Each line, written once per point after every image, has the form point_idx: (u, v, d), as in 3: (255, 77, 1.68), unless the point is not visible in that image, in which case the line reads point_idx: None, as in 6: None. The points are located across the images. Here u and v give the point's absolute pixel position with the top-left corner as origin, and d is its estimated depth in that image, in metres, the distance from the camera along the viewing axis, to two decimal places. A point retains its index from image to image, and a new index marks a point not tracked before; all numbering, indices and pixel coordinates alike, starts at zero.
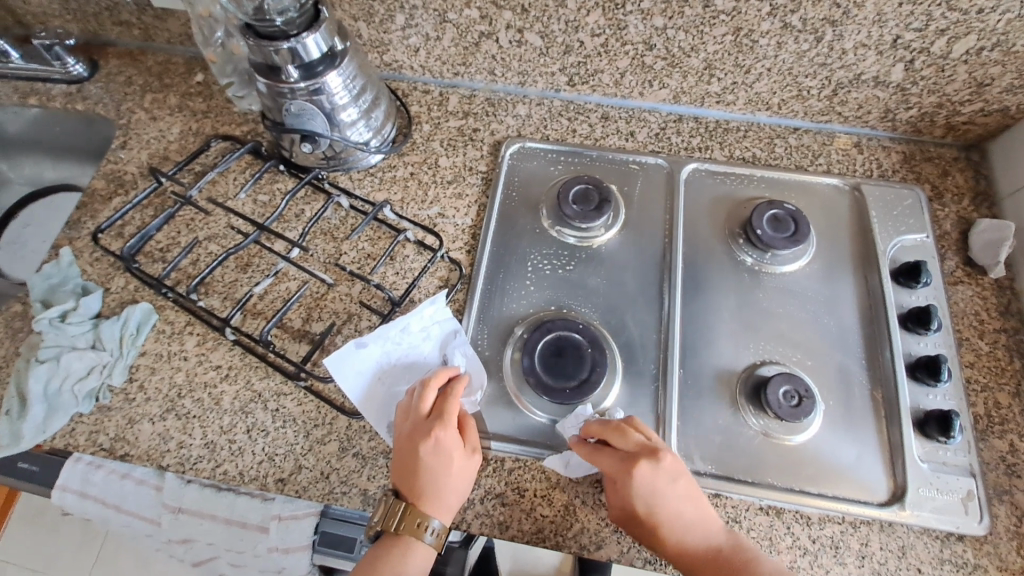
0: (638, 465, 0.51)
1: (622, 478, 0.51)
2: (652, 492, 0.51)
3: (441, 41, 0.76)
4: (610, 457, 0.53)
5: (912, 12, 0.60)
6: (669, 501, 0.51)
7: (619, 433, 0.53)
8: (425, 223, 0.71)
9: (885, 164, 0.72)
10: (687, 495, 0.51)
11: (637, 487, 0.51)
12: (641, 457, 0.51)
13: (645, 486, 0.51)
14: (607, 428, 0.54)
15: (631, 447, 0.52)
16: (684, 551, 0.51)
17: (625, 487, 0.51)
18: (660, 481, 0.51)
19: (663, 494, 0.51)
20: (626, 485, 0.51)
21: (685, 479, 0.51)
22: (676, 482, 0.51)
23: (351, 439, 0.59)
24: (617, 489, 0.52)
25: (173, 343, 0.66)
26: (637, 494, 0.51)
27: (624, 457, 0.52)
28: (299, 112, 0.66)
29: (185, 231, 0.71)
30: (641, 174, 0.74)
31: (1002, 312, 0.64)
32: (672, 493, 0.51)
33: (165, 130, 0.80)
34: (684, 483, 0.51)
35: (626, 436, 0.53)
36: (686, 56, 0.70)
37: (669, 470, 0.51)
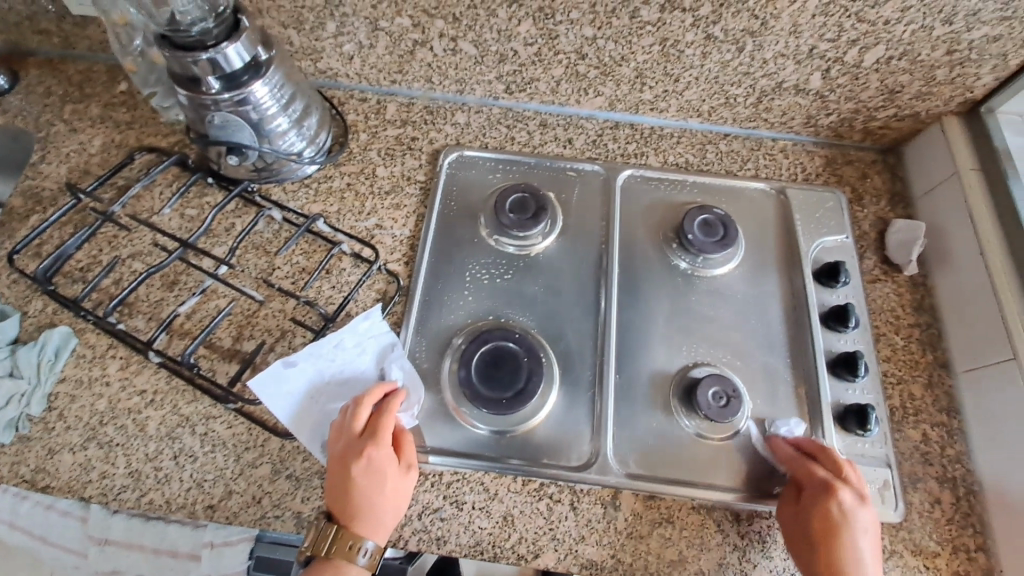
0: (841, 489, 0.52)
1: (818, 497, 0.52)
2: (847, 527, 0.50)
3: (375, 49, 0.74)
4: (812, 473, 0.54)
5: (825, 23, 0.62)
6: (858, 549, 0.49)
7: (830, 458, 0.55)
8: (362, 235, 0.70)
9: (809, 168, 0.75)
10: (874, 554, 0.50)
11: (833, 508, 0.51)
12: (845, 487, 0.52)
13: (841, 519, 0.50)
14: (818, 455, 0.55)
15: (839, 472, 0.53)
16: None
17: (818, 506, 0.51)
18: (857, 521, 0.50)
19: (858, 537, 0.50)
20: (823, 503, 0.51)
21: (875, 535, 0.51)
22: (869, 540, 0.50)
23: (284, 460, 0.58)
24: (807, 511, 0.52)
25: (94, 368, 0.63)
26: (834, 518, 0.50)
27: (829, 478, 0.53)
28: (223, 124, 0.64)
29: (107, 249, 0.68)
30: (578, 182, 0.75)
31: (916, 307, 0.67)
32: (864, 547, 0.49)
33: (86, 142, 0.76)
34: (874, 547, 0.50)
35: (839, 465, 0.54)
36: (617, 66, 0.71)
37: (869, 520, 0.51)
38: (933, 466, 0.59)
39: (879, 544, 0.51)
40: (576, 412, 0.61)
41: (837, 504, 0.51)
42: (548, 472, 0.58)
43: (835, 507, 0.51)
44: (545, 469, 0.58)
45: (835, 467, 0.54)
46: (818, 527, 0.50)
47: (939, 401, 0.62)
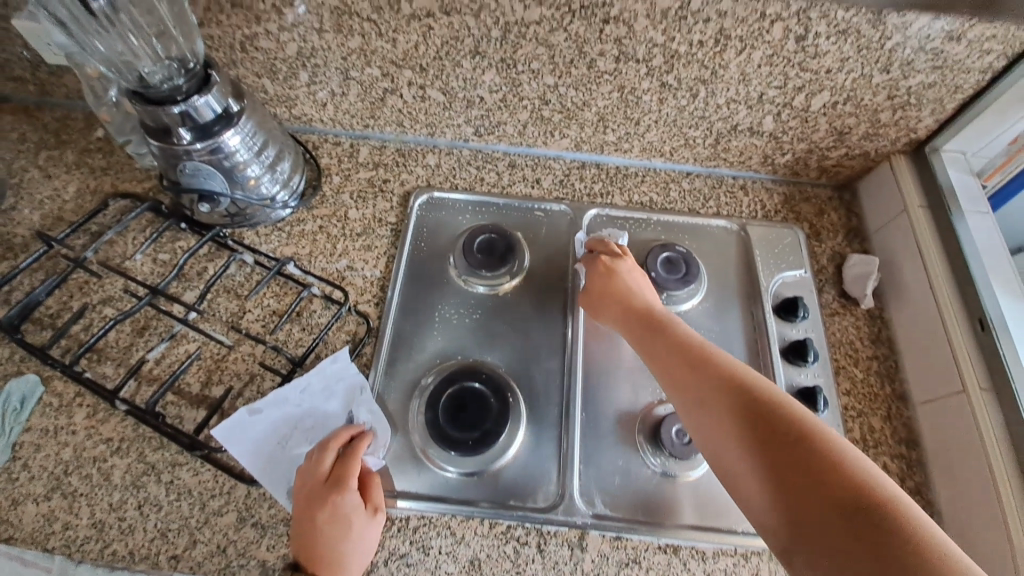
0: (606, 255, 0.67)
1: (596, 272, 0.66)
2: (627, 283, 0.63)
3: (347, 97, 0.77)
4: (589, 259, 0.68)
5: (771, 73, 0.65)
6: (631, 280, 0.64)
7: (602, 242, 0.69)
8: (333, 277, 0.71)
9: (768, 205, 0.78)
10: (644, 281, 0.64)
11: (613, 271, 0.65)
12: (608, 258, 0.66)
13: (620, 280, 0.64)
14: (599, 246, 0.69)
15: (607, 246, 0.68)
16: (640, 319, 0.60)
17: (611, 277, 0.64)
18: (629, 274, 0.64)
19: (628, 273, 0.64)
20: (608, 275, 0.65)
21: (639, 270, 0.66)
22: (639, 277, 0.65)
23: (250, 508, 0.58)
24: (603, 288, 0.64)
25: (60, 417, 0.63)
26: (609, 269, 0.65)
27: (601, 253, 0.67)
28: (195, 172, 0.65)
29: (77, 295, 0.69)
30: (546, 221, 0.77)
31: (874, 340, 0.69)
32: (640, 286, 0.63)
33: (60, 189, 0.77)
34: (643, 282, 0.64)
35: (606, 242, 0.69)
36: (580, 110, 0.74)
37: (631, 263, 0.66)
38: None
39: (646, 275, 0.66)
40: (543, 451, 0.62)
41: (614, 268, 0.65)
42: (516, 513, 0.58)
43: (608, 262, 0.66)
44: (513, 510, 0.59)
45: (606, 249, 0.68)
46: (603, 287, 0.64)
47: (898, 433, 0.64)
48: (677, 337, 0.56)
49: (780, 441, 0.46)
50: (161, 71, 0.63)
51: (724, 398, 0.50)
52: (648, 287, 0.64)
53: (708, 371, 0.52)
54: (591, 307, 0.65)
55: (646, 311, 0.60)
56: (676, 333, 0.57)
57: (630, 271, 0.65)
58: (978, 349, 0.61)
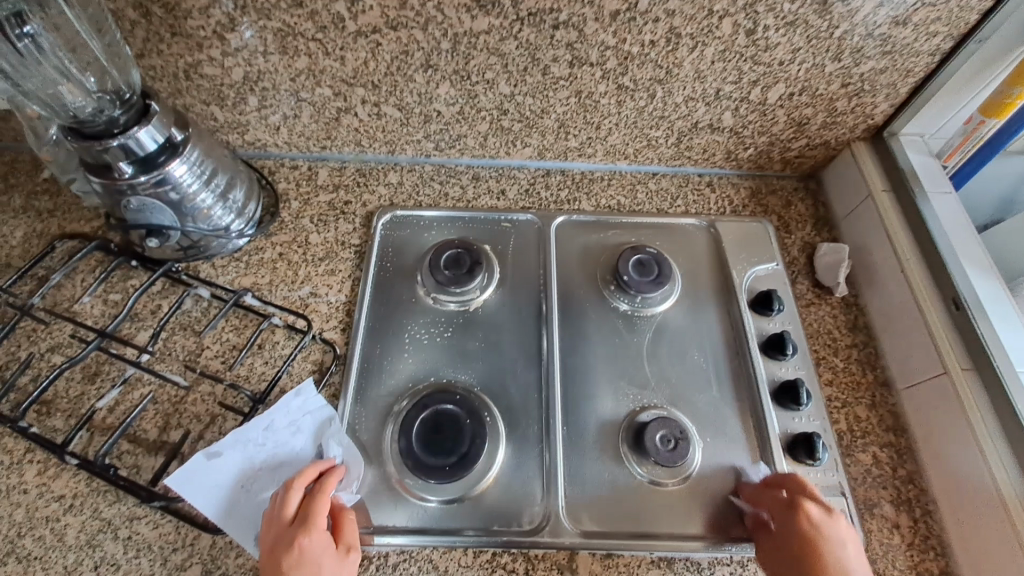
0: (809, 504, 0.51)
1: (791, 518, 0.51)
2: (823, 547, 0.49)
3: (301, 119, 0.74)
4: (774, 502, 0.54)
5: (726, 68, 0.65)
6: (840, 560, 0.48)
7: (793, 483, 0.54)
8: (295, 305, 0.68)
9: (736, 200, 0.77)
10: (859, 565, 0.48)
11: (792, 533, 0.50)
12: (814, 503, 0.51)
13: (812, 553, 0.49)
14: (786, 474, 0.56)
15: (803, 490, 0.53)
16: None
17: (791, 526, 0.51)
18: (829, 529, 0.50)
19: (836, 554, 0.49)
20: (794, 527, 0.51)
21: (854, 543, 0.50)
22: (849, 544, 0.49)
23: (216, 559, 0.54)
24: (788, 547, 0.50)
25: (9, 477, 0.58)
26: (809, 533, 0.50)
27: (793, 499, 0.52)
28: (140, 207, 0.62)
29: (25, 344, 0.65)
30: (513, 232, 0.75)
31: (852, 328, 0.69)
32: (846, 560, 0.48)
33: (5, 234, 0.74)
34: (858, 557, 0.49)
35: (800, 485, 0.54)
36: (539, 118, 0.73)
37: (843, 531, 0.50)
38: (888, 490, 0.59)
39: (859, 553, 0.49)
40: (526, 470, 0.59)
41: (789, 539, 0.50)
42: (500, 538, 0.55)
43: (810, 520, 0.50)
44: (496, 536, 0.56)
45: (801, 489, 0.53)
46: (799, 545, 0.50)
47: (884, 421, 0.63)
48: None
49: None
50: (88, 100, 0.60)
51: None
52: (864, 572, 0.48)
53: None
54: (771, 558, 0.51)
55: None
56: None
57: (842, 543, 0.49)
58: (955, 330, 0.60)
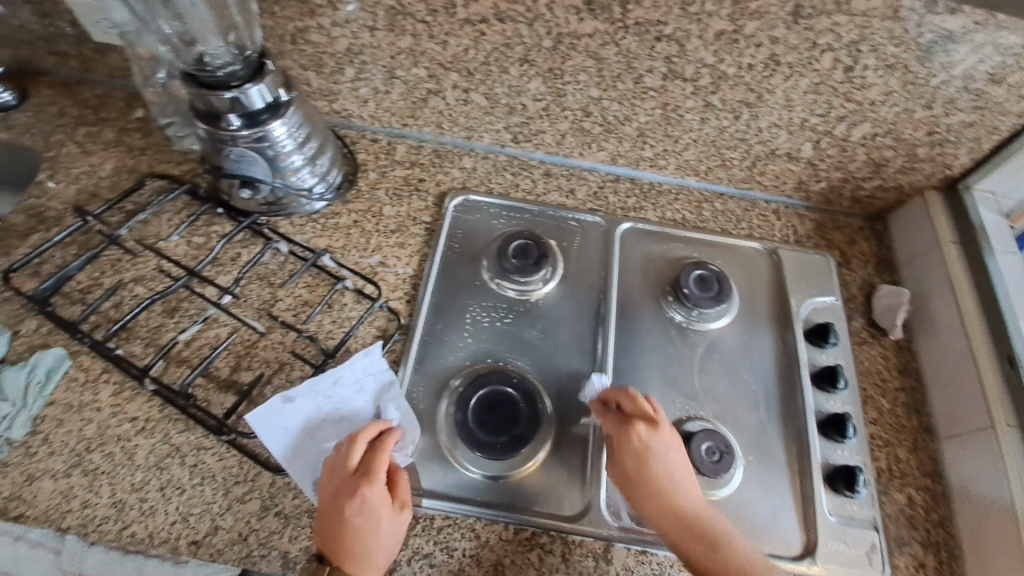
0: (637, 425, 0.56)
1: (626, 442, 0.56)
2: (652, 462, 0.55)
3: (390, 95, 0.77)
4: (611, 421, 0.58)
5: (816, 101, 0.66)
6: (666, 469, 0.55)
7: (629, 399, 0.59)
8: (366, 272, 0.71)
9: (800, 231, 0.79)
10: (681, 466, 0.55)
11: (624, 451, 0.56)
12: (642, 422, 0.57)
13: (646, 467, 0.55)
14: (622, 385, 0.63)
15: (635, 410, 0.58)
16: (690, 535, 0.52)
17: (624, 446, 0.56)
18: (656, 445, 0.56)
19: (663, 460, 0.55)
20: (626, 446, 0.56)
21: (677, 448, 0.56)
22: (672, 450, 0.56)
23: (275, 497, 0.58)
24: (624, 464, 0.56)
25: (85, 393, 0.62)
26: (636, 450, 0.55)
27: (626, 418, 0.57)
28: (238, 157, 0.66)
29: (109, 272, 0.69)
30: (579, 231, 0.77)
31: (901, 371, 0.70)
32: (669, 463, 0.55)
33: (97, 165, 0.78)
34: (680, 457, 0.56)
35: (635, 400, 0.59)
36: (620, 124, 0.74)
37: (665, 439, 0.56)
38: (919, 531, 0.60)
39: (682, 454, 0.56)
40: (571, 460, 0.61)
41: (622, 457, 0.56)
42: (541, 521, 0.58)
43: (636, 437, 0.56)
44: (537, 517, 0.58)
45: (631, 405, 0.58)
46: (633, 467, 0.55)
47: (923, 465, 0.64)
48: (661, 485, 0.54)
49: None
50: (223, 54, 0.63)
51: None
52: (684, 473, 0.55)
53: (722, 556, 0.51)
54: (618, 479, 0.56)
55: (670, 505, 0.53)
56: (689, 529, 0.52)
57: (667, 450, 0.56)
58: (1006, 387, 0.61)
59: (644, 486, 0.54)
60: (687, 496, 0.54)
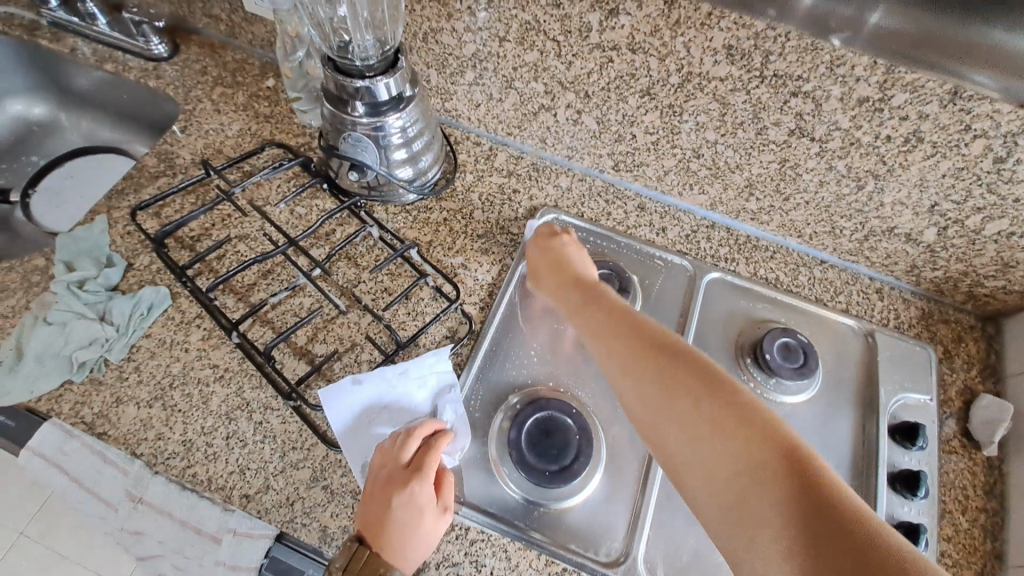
0: (551, 241, 0.69)
1: (540, 250, 0.69)
2: (562, 258, 0.67)
3: (503, 103, 0.78)
4: (530, 244, 0.71)
5: (954, 185, 0.61)
6: (574, 269, 0.66)
7: (547, 227, 0.72)
8: (447, 271, 0.73)
9: (903, 317, 0.73)
10: (587, 264, 0.67)
11: (539, 254, 0.69)
12: (550, 237, 0.70)
13: (541, 252, 0.69)
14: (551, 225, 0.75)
15: (550, 230, 0.71)
16: (613, 327, 0.58)
17: (540, 251, 0.69)
18: (566, 245, 0.69)
19: (570, 261, 0.67)
20: (540, 252, 0.69)
21: (582, 252, 0.69)
22: (579, 254, 0.68)
23: (325, 470, 0.60)
24: (538, 259, 0.69)
25: (178, 332, 0.67)
26: (546, 252, 0.69)
27: (543, 238, 0.70)
28: (355, 142, 0.68)
29: (218, 226, 0.74)
30: (663, 271, 0.75)
31: (988, 492, 0.63)
32: (579, 262, 0.67)
33: (226, 124, 0.84)
34: (585, 257, 0.68)
35: (548, 226, 0.73)
36: (730, 171, 0.72)
37: (570, 245, 0.69)
38: None
39: (586, 258, 0.68)
40: (615, 503, 0.60)
41: (538, 255, 0.69)
42: (575, 559, 0.56)
43: (547, 246, 0.69)
44: (572, 554, 0.57)
45: (546, 230, 0.72)
46: (546, 265, 0.68)
47: None
48: (568, 274, 0.66)
49: (665, 379, 0.52)
50: (371, 47, 0.70)
51: (663, 390, 0.52)
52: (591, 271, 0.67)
53: (652, 350, 0.55)
54: (532, 280, 0.69)
55: (591, 299, 0.62)
56: (586, 301, 0.62)
57: (574, 253, 0.68)
58: None
59: (559, 276, 0.66)
60: (605, 294, 0.62)
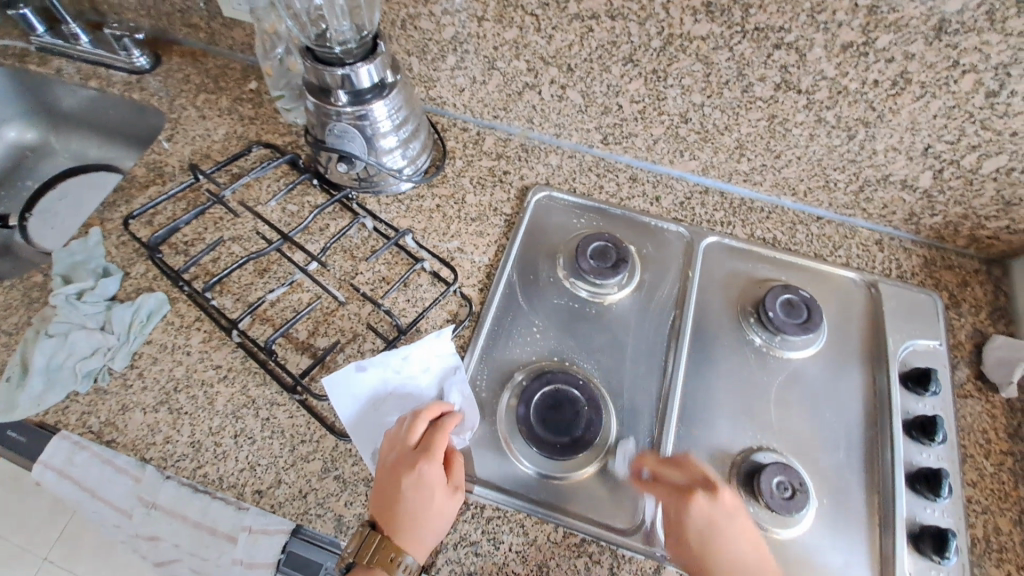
0: (696, 497, 0.52)
1: (683, 510, 0.53)
2: (713, 538, 0.51)
3: (487, 85, 0.78)
4: (664, 488, 0.55)
5: (946, 125, 0.61)
6: (733, 554, 0.51)
7: (675, 466, 0.56)
8: (443, 256, 0.72)
9: (905, 266, 0.72)
10: (745, 532, 0.52)
11: (682, 516, 0.53)
12: (699, 490, 0.53)
13: (686, 510, 0.53)
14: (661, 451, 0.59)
15: (688, 480, 0.55)
16: None
17: (684, 510, 0.53)
18: (722, 515, 0.52)
19: (728, 545, 0.51)
20: (685, 521, 0.53)
21: (741, 515, 0.53)
22: (735, 518, 0.52)
23: (335, 461, 0.59)
24: (686, 530, 0.52)
25: (179, 336, 0.67)
26: (692, 519, 0.52)
27: (682, 488, 0.54)
28: (340, 133, 0.68)
29: (211, 229, 0.74)
30: (660, 239, 0.75)
31: (1011, 434, 0.62)
32: (737, 557, 0.51)
33: (212, 129, 0.84)
34: (746, 527, 0.52)
35: (682, 470, 0.56)
36: (719, 134, 0.71)
37: (728, 517, 0.52)
38: None
39: (745, 521, 0.53)
40: (629, 471, 0.59)
41: (676, 517, 0.53)
42: (593, 530, 0.56)
43: (695, 511, 0.52)
44: (589, 524, 0.56)
45: (691, 478, 0.55)
46: (692, 522, 0.52)
47: None
48: (716, 544, 0.51)
49: None
50: (347, 33, 0.70)
51: None
52: (751, 552, 0.52)
53: None
54: (678, 548, 0.53)
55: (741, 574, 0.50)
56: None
57: (731, 518, 0.52)
58: None
59: (709, 541, 0.51)
60: (755, 562, 0.51)
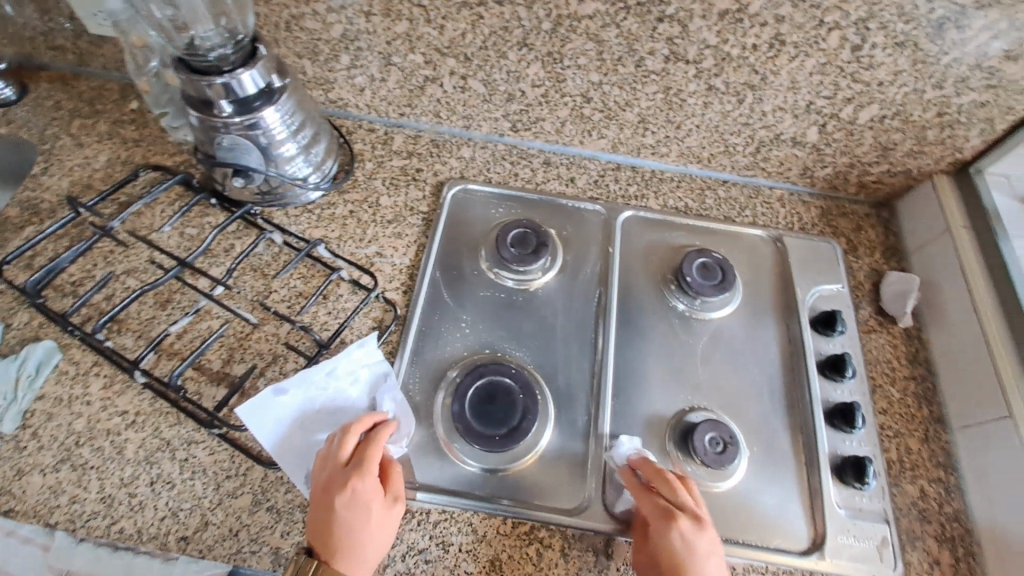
0: (680, 521, 0.50)
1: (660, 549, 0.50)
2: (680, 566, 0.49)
3: (386, 83, 0.76)
4: (653, 506, 0.52)
5: (822, 82, 0.65)
6: None
7: (668, 485, 0.53)
8: (361, 262, 0.70)
9: (805, 218, 0.77)
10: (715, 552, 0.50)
11: (658, 541, 0.50)
12: (685, 524, 0.50)
13: (665, 537, 0.50)
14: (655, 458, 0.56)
15: (678, 500, 0.52)
16: None
17: (659, 537, 0.51)
18: (698, 538, 0.50)
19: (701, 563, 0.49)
20: (662, 547, 0.50)
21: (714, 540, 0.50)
22: (707, 544, 0.50)
23: (266, 492, 0.56)
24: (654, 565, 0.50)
25: (76, 386, 0.61)
26: (673, 549, 0.49)
27: (669, 509, 0.51)
28: (231, 146, 0.64)
29: (101, 264, 0.68)
30: (579, 220, 0.75)
31: (912, 360, 0.68)
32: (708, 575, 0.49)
33: (92, 157, 0.77)
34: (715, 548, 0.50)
35: (675, 490, 0.53)
36: (621, 110, 0.73)
37: (706, 542, 0.50)
38: (932, 524, 0.58)
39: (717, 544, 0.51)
40: (571, 451, 0.60)
41: (656, 530, 0.51)
42: (541, 515, 0.56)
43: (673, 539, 0.50)
44: (537, 511, 0.56)
45: (679, 500, 0.52)
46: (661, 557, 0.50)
47: (935, 456, 0.61)
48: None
49: None
50: (214, 37, 0.64)
51: None
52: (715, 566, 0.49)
53: None
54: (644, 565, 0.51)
55: None
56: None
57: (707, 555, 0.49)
58: None
59: None
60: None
